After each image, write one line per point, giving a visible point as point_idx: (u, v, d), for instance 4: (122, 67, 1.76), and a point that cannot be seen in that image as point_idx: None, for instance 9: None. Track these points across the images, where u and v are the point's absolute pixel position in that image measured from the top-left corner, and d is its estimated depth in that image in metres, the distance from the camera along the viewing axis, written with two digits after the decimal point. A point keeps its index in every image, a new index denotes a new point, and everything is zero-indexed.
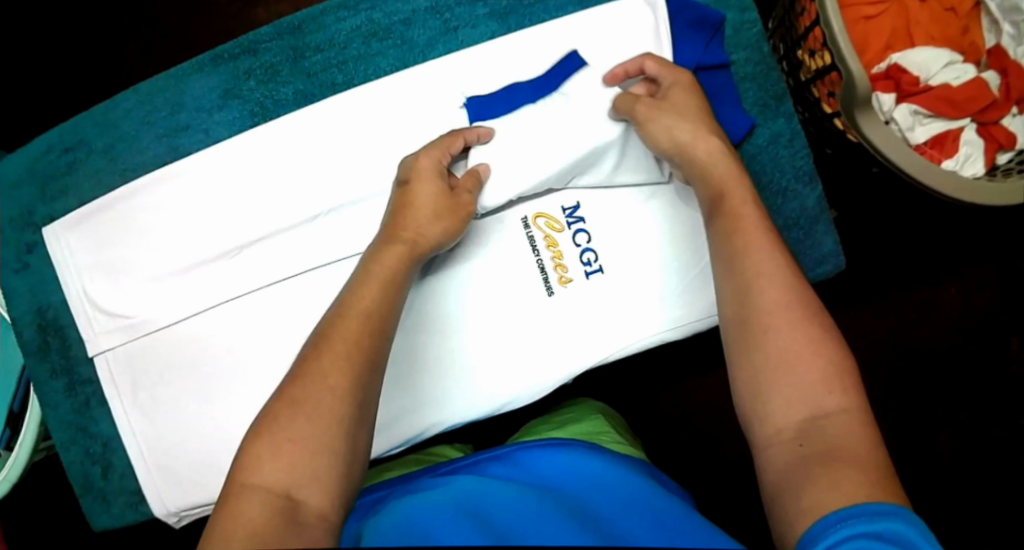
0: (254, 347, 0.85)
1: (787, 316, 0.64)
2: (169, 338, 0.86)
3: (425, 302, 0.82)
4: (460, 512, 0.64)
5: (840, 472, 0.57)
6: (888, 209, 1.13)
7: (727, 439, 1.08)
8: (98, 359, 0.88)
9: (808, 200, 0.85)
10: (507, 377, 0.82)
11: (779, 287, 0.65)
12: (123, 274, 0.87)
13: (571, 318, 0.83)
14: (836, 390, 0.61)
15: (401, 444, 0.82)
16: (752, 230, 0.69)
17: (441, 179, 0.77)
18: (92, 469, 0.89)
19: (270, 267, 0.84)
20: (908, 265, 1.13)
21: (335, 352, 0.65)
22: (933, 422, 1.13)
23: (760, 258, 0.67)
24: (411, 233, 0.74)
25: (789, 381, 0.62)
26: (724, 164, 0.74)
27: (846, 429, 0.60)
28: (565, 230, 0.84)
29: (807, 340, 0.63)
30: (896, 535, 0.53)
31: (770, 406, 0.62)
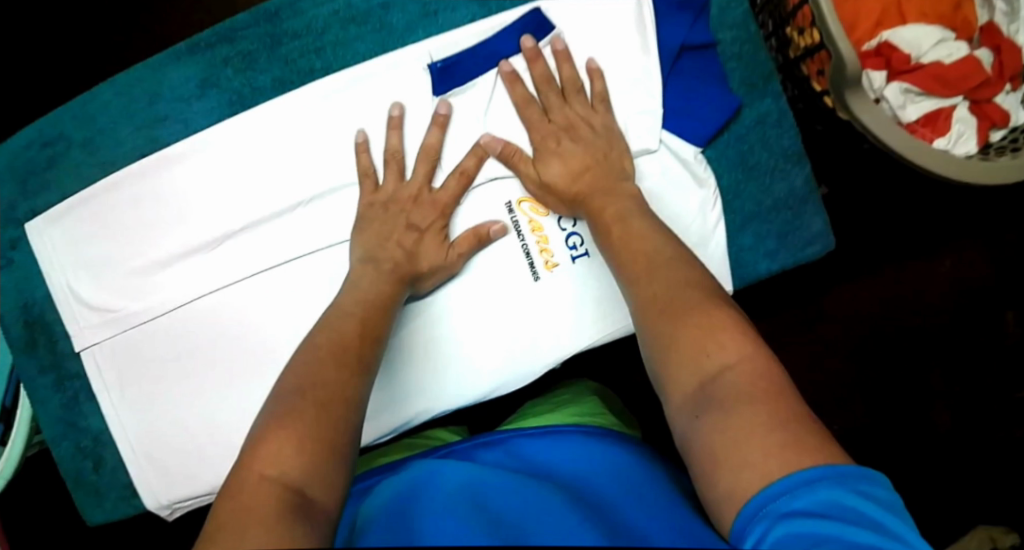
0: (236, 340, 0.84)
1: (666, 302, 0.65)
2: (152, 331, 0.86)
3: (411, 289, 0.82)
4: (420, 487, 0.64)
5: (726, 411, 0.57)
6: (880, 186, 1.12)
7: None
8: (84, 354, 0.88)
9: (797, 179, 0.84)
10: (494, 365, 0.82)
11: (652, 279, 0.68)
12: (108, 268, 0.87)
13: (555, 301, 0.82)
14: (718, 352, 0.60)
15: (390, 432, 0.81)
16: (625, 236, 0.72)
17: (441, 242, 0.80)
18: (84, 463, 0.89)
19: (254, 256, 0.84)
20: (902, 242, 1.13)
21: (345, 373, 0.66)
22: (929, 398, 1.13)
23: (634, 264, 0.70)
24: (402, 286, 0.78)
25: (680, 362, 0.62)
26: (594, 183, 0.77)
27: (737, 381, 0.58)
28: (550, 214, 0.82)
29: (675, 324, 0.63)
30: (835, 508, 0.50)
31: (675, 393, 0.62)
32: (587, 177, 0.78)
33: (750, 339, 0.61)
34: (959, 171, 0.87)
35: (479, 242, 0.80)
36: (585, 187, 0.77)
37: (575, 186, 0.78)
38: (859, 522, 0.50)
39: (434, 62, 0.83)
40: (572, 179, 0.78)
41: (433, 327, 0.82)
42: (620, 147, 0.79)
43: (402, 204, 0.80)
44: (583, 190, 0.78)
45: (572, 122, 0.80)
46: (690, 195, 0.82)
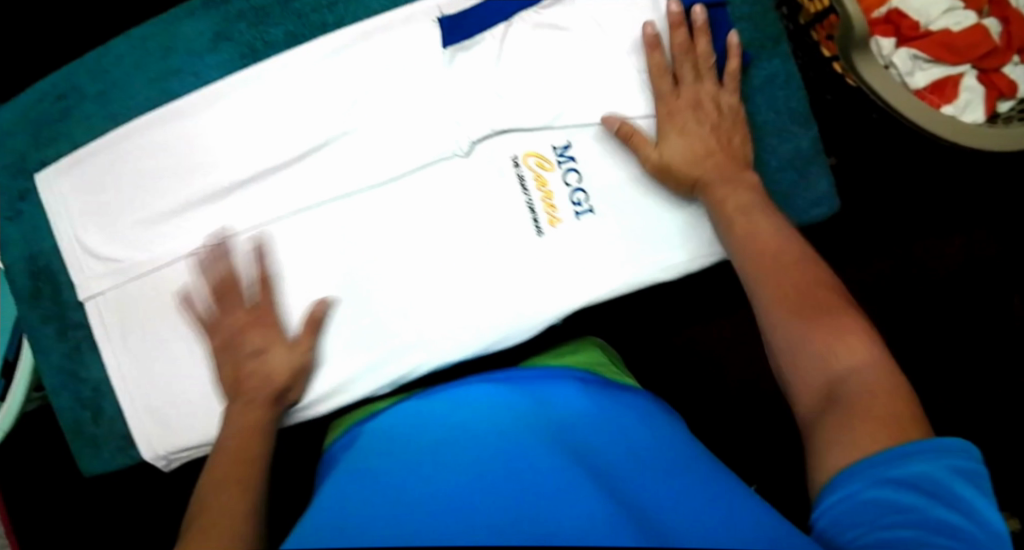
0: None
1: (794, 302, 0.63)
2: (155, 281, 0.85)
3: (415, 241, 0.82)
4: (437, 458, 0.62)
5: (853, 413, 0.55)
6: (892, 162, 1.11)
7: (724, 373, 1.12)
8: (89, 303, 0.88)
9: (804, 141, 0.84)
10: (495, 321, 0.82)
11: (788, 272, 0.66)
12: (116, 218, 0.86)
13: (559, 257, 0.82)
14: (846, 351, 0.59)
15: (389, 384, 0.81)
16: (746, 226, 0.71)
17: (286, 347, 0.79)
18: (83, 414, 0.89)
19: (260, 207, 0.83)
20: (909, 218, 1.11)
21: (230, 475, 0.69)
22: (939, 381, 1.11)
23: (760, 257, 0.68)
24: (264, 392, 0.76)
25: (807, 360, 0.61)
26: (717, 168, 0.76)
27: (866, 383, 0.57)
28: (555, 168, 0.82)
29: (800, 321, 0.62)
30: (926, 479, 0.50)
31: (801, 386, 0.61)
32: (713, 161, 0.76)
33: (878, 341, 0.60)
34: (953, 130, 0.88)
35: (320, 323, 0.80)
36: (709, 173, 0.76)
37: (702, 168, 0.76)
38: (950, 497, 0.50)
39: (443, 15, 0.82)
40: (697, 173, 0.76)
41: (435, 281, 0.82)
42: (739, 134, 0.78)
43: (237, 335, 0.78)
44: (711, 174, 0.76)
45: (700, 99, 0.78)
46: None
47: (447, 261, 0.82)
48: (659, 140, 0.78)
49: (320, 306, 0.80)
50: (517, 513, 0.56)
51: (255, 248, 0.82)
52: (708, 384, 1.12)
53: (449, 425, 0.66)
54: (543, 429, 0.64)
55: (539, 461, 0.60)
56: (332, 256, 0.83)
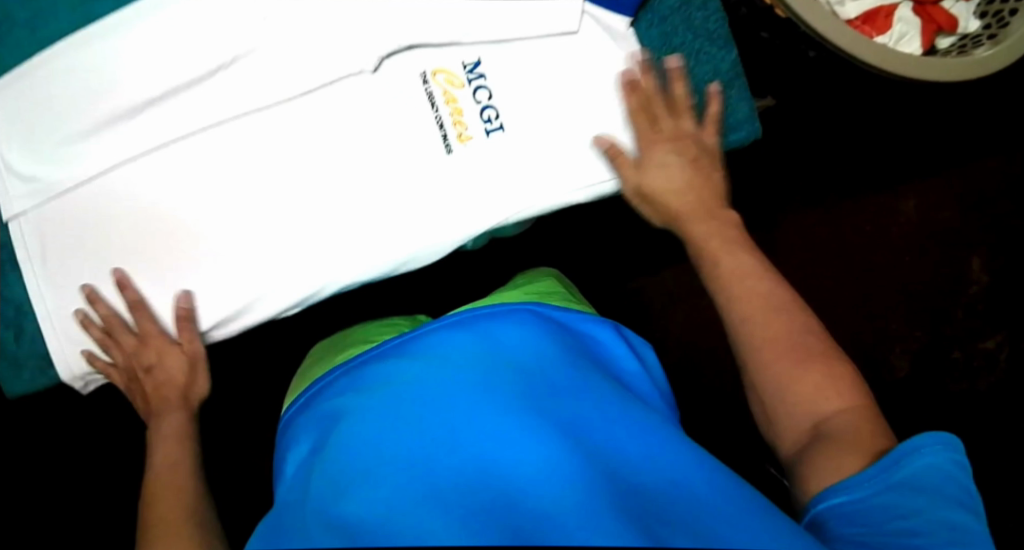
0: (162, 215, 0.84)
1: (784, 347, 0.63)
2: (77, 198, 0.85)
3: (328, 162, 0.84)
4: (418, 451, 0.57)
5: (839, 453, 0.57)
6: (840, 109, 1.08)
7: (672, 330, 1.11)
8: (13, 223, 0.87)
9: (722, 63, 0.83)
10: (399, 243, 0.83)
11: (775, 317, 0.64)
12: (40, 138, 0.85)
13: (469, 174, 0.81)
14: (833, 394, 0.61)
15: (296, 305, 0.85)
16: (726, 251, 0.71)
17: (173, 349, 0.85)
18: (4, 333, 0.87)
19: (178, 121, 0.83)
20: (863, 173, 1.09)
21: (164, 478, 0.77)
22: (890, 341, 1.11)
23: (744, 278, 0.67)
24: (177, 397, 0.85)
25: (790, 392, 0.62)
26: (692, 204, 0.76)
27: (851, 428, 0.59)
28: (465, 86, 0.81)
29: (793, 366, 0.62)
30: (932, 472, 0.54)
31: (785, 417, 0.62)
32: (690, 197, 0.77)
33: (859, 382, 0.62)
34: (879, 58, 0.85)
35: (191, 316, 0.84)
36: (686, 210, 0.76)
37: (678, 203, 0.77)
38: (949, 491, 0.53)
39: None
40: (684, 216, 0.76)
41: (342, 202, 0.83)
42: (716, 175, 0.79)
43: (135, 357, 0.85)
44: (686, 209, 0.76)
45: (689, 129, 0.79)
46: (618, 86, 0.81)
47: (355, 183, 0.83)
48: (642, 167, 0.79)
49: (179, 301, 0.84)
50: (523, 490, 0.55)
51: (120, 280, 0.83)
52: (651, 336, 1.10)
53: (419, 395, 0.61)
54: (505, 379, 0.62)
55: (517, 417, 0.59)
56: (254, 175, 0.84)
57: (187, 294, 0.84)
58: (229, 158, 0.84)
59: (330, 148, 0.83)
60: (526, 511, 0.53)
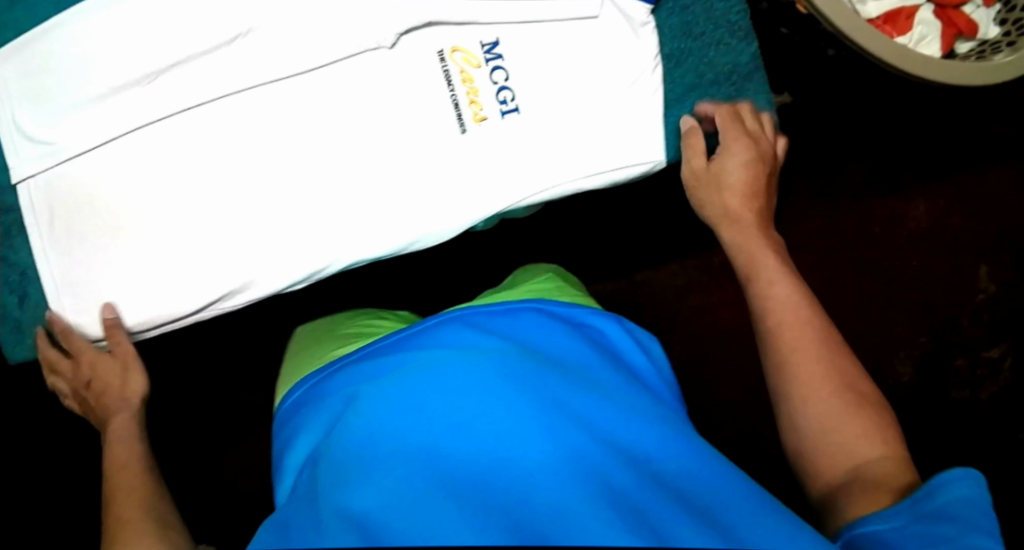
0: (201, 176, 0.84)
1: (832, 391, 0.63)
2: (88, 164, 0.84)
3: (342, 136, 0.83)
4: (431, 463, 0.56)
5: (877, 498, 0.58)
6: (853, 110, 1.08)
7: (679, 325, 1.11)
8: (20, 187, 0.86)
9: (742, 56, 0.82)
10: (411, 222, 0.82)
11: (823, 361, 0.65)
12: (53, 102, 0.84)
13: (484, 155, 0.81)
14: (876, 442, 0.61)
15: (305, 281, 0.84)
16: (782, 284, 0.71)
17: (99, 357, 0.85)
18: (9, 298, 0.87)
19: (194, 89, 0.83)
20: (875, 174, 1.09)
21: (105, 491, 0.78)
22: (894, 344, 1.11)
23: (790, 317, 0.67)
24: (116, 401, 0.86)
25: (831, 435, 0.62)
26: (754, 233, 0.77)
27: (887, 476, 0.59)
28: (482, 65, 0.80)
29: (843, 410, 0.63)
30: (960, 505, 0.53)
31: (823, 459, 0.62)
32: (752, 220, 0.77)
33: (896, 430, 0.63)
34: (886, 51, 0.84)
35: (116, 322, 0.84)
36: (744, 227, 0.77)
37: (740, 206, 0.78)
38: (981, 522, 0.52)
39: None
40: (742, 241, 0.76)
41: (354, 179, 0.82)
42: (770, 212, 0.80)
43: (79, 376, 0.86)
44: (751, 217, 0.78)
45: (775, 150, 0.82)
46: (635, 76, 0.81)
47: (370, 160, 0.82)
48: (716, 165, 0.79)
49: (105, 313, 0.84)
50: (543, 500, 0.54)
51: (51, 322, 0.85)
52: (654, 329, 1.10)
53: (432, 394, 0.59)
54: (522, 376, 0.60)
55: (537, 419, 0.57)
56: (269, 146, 0.83)
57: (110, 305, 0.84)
58: (242, 128, 0.83)
59: (345, 122, 0.82)
60: (541, 547, 0.51)
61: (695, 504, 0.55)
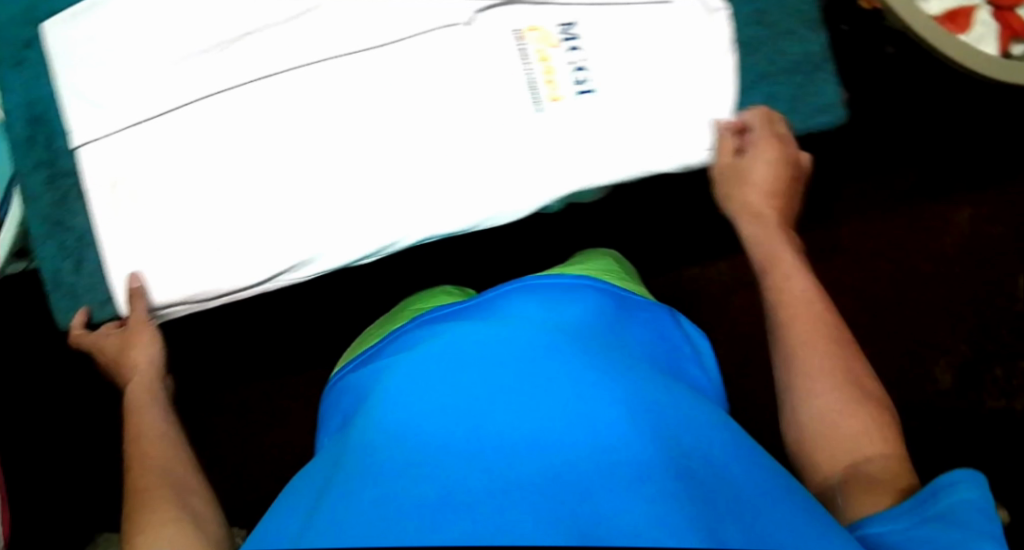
0: (271, 142, 0.83)
1: (837, 387, 0.69)
2: (154, 129, 0.84)
3: (412, 112, 0.82)
4: (440, 425, 0.59)
5: (874, 490, 0.62)
6: (903, 114, 1.10)
7: (721, 321, 1.13)
8: (83, 150, 0.85)
9: (812, 46, 0.83)
10: (481, 201, 0.82)
11: (830, 359, 0.70)
12: (122, 67, 0.84)
13: (558, 135, 0.81)
14: (875, 439, 0.66)
15: (374, 255, 0.84)
16: (797, 286, 0.76)
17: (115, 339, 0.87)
18: (63, 263, 0.87)
19: (267, 58, 0.83)
20: (920, 180, 1.11)
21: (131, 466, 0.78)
22: (934, 349, 1.13)
23: (803, 318, 0.73)
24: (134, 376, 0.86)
25: (835, 427, 0.67)
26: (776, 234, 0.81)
27: (884, 470, 0.64)
28: (559, 45, 0.80)
29: (847, 404, 0.68)
30: (962, 505, 0.55)
31: (825, 451, 0.67)
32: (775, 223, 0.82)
33: (897, 432, 0.67)
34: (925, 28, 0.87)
35: (142, 291, 0.84)
36: (766, 231, 0.81)
37: (762, 205, 0.82)
38: (983, 524, 0.54)
39: None
40: (762, 240, 0.81)
41: (424, 157, 0.82)
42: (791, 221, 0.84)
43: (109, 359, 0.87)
44: (769, 220, 0.81)
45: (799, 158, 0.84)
46: (702, 51, 0.81)
47: (440, 138, 0.81)
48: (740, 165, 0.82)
49: (132, 282, 0.84)
50: (567, 456, 0.57)
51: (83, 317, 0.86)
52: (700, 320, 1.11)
53: (452, 357, 0.66)
54: (567, 351, 0.65)
55: (574, 387, 0.61)
56: (337, 121, 0.82)
57: (132, 276, 0.84)
58: (311, 100, 0.83)
59: (416, 99, 0.81)
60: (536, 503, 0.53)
61: (705, 472, 0.58)
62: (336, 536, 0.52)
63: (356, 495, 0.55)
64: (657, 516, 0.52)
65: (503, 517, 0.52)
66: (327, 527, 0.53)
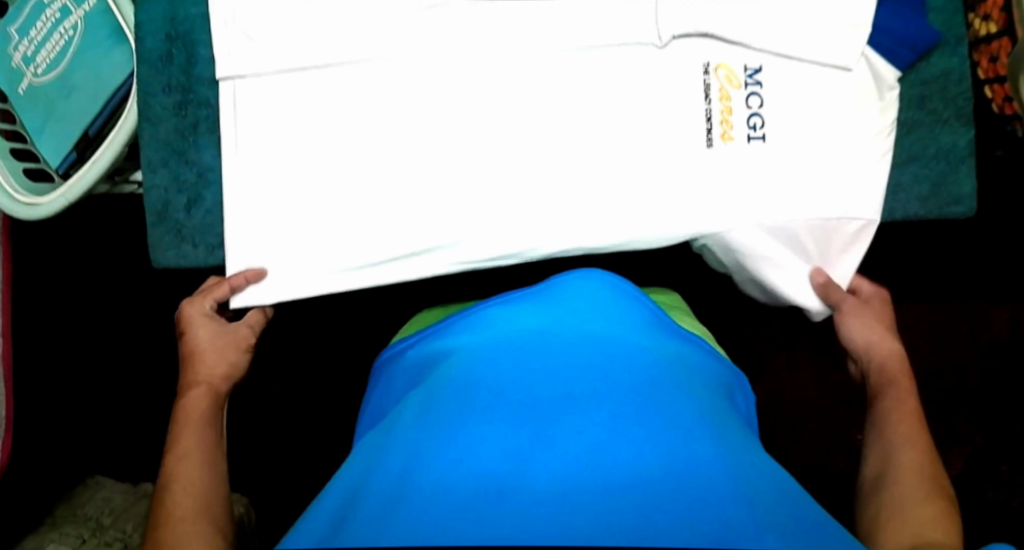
0: (429, 119, 0.79)
1: (914, 485, 0.66)
2: (308, 78, 0.79)
3: (583, 121, 0.80)
4: (473, 424, 0.64)
5: None
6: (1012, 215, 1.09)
7: (786, 379, 1.13)
8: (225, 84, 0.80)
9: (961, 140, 0.87)
10: (634, 225, 0.80)
11: (917, 461, 0.68)
12: (288, 7, 0.79)
13: (722, 174, 0.80)
14: (938, 531, 0.61)
15: (510, 256, 0.81)
16: (900, 393, 0.74)
17: (217, 328, 0.79)
18: (176, 197, 0.81)
19: (445, 36, 0.79)
20: (1009, 280, 1.10)
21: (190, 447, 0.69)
22: (995, 450, 1.10)
23: (902, 420, 0.72)
24: (210, 375, 0.76)
25: (901, 514, 0.64)
26: (885, 342, 0.80)
27: None
28: (741, 88, 0.81)
29: (919, 496, 0.64)
30: None
31: (885, 536, 0.63)
32: (890, 344, 0.80)
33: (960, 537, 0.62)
34: None
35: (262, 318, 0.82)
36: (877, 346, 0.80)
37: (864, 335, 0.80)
38: None
39: None
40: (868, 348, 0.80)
41: (587, 168, 0.80)
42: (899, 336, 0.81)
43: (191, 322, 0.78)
44: (872, 335, 0.80)
45: (885, 308, 0.83)
46: (870, 114, 0.82)
47: (605, 153, 0.80)
48: (840, 317, 0.81)
49: (249, 275, 0.78)
50: (606, 471, 0.60)
51: (237, 283, 0.78)
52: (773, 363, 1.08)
53: (484, 362, 0.70)
54: (623, 380, 0.68)
55: (622, 411, 0.65)
56: (503, 113, 0.80)
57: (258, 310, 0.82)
58: (479, 87, 0.79)
59: (590, 109, 0.80)
60: (551, 503, 0.57)
61: (715, 479, 0.60)
62: (378, 525, 0.55)
63: (401, 493, 0.59)
64: (690, 533, 0.55)
65: (539, 523, 0.55)
66: (369, 512, 0.57)
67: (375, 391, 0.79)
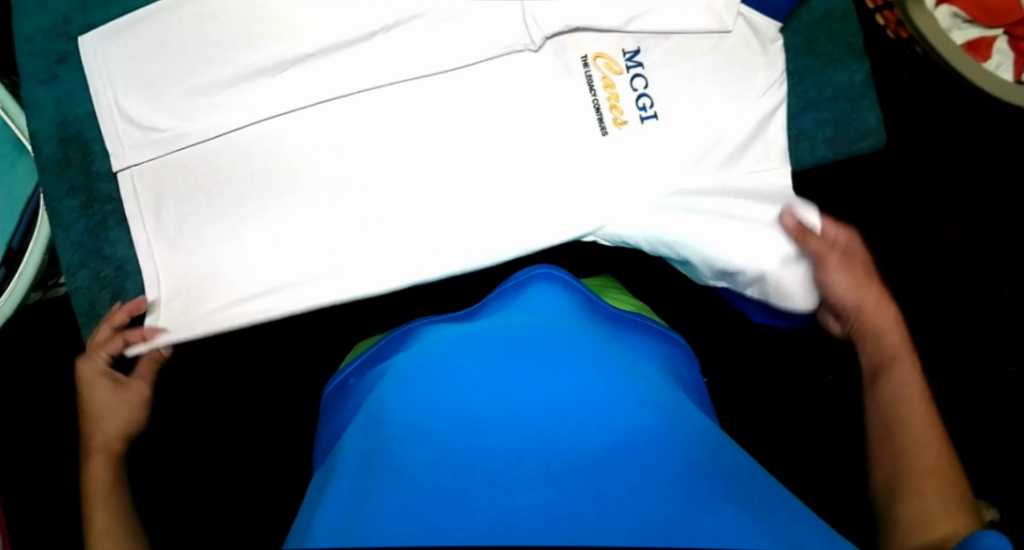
0: (325, 166, 0.80)
1: (923, 461, 0.64)
2: (203, 149, 0.80)
3: (475, 138, 0.81)
4: (424, 419, 0.61)
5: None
6: (938, 132, 1.09)
7: None
8: (123, 175, 0.82)
9: (857, 74, 0.87)
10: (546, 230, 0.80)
11: (922, 430, 0.66)
12: (167, 87, 0.80)
13: (623, 159, 0.81)
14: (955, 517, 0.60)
15: None
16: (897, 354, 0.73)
17: (110, 384, 0.78)
18: (100, 294, 0.82)
19: (325, 82, 0.79)
20: (949, 197, 1.10)
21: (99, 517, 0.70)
22: (974, 371, 1.09)
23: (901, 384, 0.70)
24: (106, 437, 0.76)
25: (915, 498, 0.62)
26: (872, 294, 0.76)
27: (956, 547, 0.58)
28: (623, 72, 0.82)
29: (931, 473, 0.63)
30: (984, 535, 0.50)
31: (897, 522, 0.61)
32: (876, 295, 0.76)
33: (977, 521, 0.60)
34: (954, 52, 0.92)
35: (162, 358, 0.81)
36: (865, 298, 0.76)
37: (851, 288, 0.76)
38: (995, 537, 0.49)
39: None
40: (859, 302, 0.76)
41: (489, 183, 0.81)
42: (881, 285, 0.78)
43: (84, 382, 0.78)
44: (858, 288, 0.76)
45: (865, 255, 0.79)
46: (758, 71, 0.83)
47: (504, 165, 0.81)
48: (821, 265, 0.77)
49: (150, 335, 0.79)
50: (564, 445, 0.58)
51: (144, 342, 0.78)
52: (728, 324, 1.06)
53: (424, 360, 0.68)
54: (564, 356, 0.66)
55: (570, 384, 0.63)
56: (398, 145, 0.80)
57: (147, 358, 0.80)
58: (368, 126, 0.80)
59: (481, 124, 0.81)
60: (519, 486, 0.55)
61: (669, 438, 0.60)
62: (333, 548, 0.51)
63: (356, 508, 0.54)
64: (651, 511, 0.54)
65: (503, 513, 0.53)
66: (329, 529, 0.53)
67: (320, 429, 0.78)
